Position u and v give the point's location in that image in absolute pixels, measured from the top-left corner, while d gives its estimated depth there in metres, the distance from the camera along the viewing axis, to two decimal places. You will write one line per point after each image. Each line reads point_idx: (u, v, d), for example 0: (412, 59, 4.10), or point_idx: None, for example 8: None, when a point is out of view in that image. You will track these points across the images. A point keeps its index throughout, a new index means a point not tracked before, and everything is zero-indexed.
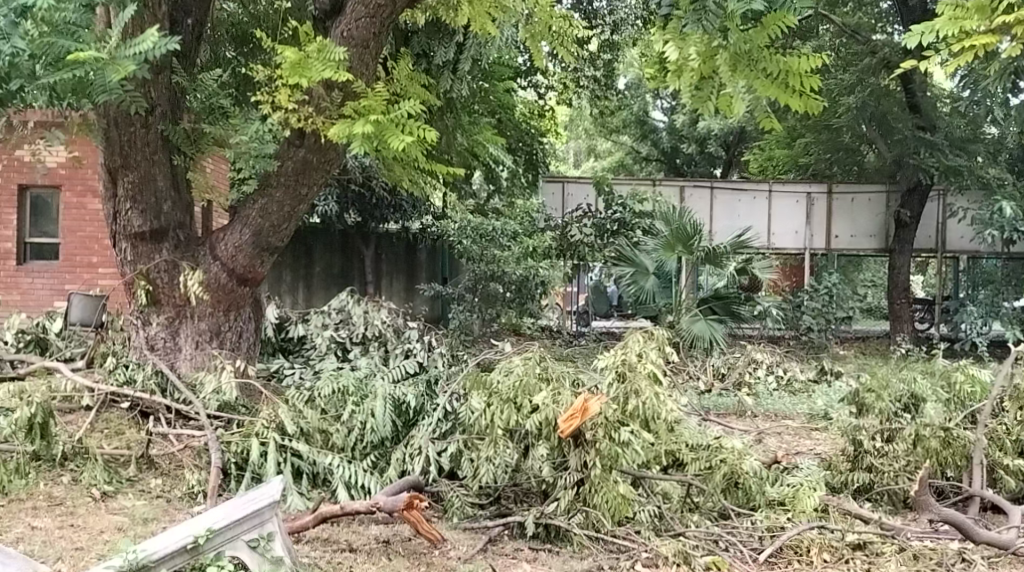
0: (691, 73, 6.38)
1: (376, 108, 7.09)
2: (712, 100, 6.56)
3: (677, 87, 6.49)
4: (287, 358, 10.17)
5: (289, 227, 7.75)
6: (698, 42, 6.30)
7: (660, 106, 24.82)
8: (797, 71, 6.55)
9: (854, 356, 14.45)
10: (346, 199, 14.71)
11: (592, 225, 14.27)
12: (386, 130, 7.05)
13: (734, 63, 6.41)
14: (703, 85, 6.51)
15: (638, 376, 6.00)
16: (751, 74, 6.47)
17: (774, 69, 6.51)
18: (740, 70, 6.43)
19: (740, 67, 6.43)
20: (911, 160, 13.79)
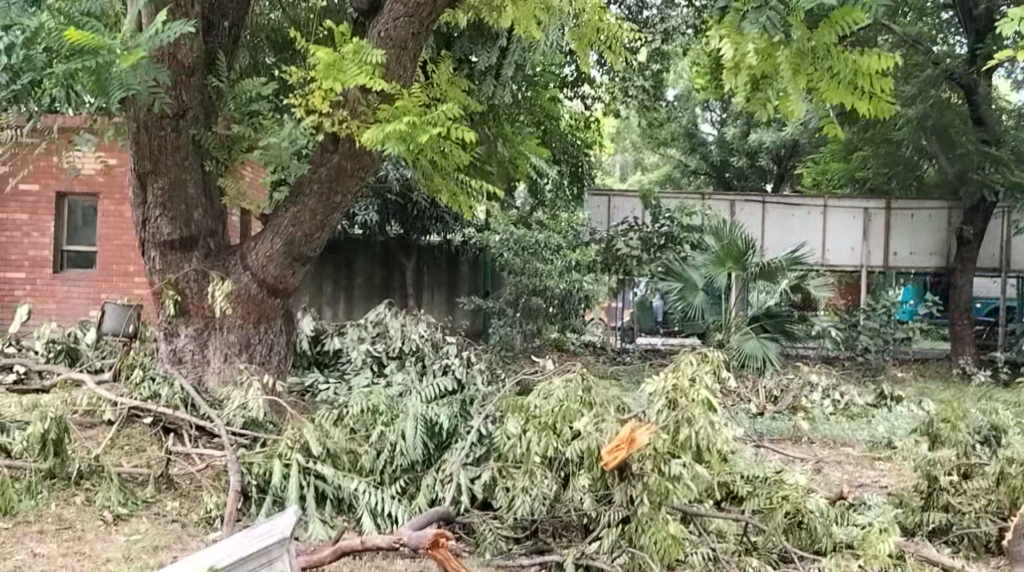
0: (750, 72, 5.85)
1: (413, 110, 6.71)
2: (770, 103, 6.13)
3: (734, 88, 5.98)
4: (322, 373, 9.88)
5: (322, 237, 7.42)
6: (756, 39, 5.79)
7: (710, 119, 24.33)
8: (866, 72, 6.19)
9: (914, 380, 13.87)
10: (388, 211, 14.45)
11: (638, 238, 13.64)
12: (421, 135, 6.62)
13: (797, 62, 6.00)
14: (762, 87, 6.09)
15: (688, 405, 5.50)
16: (813, 74, 6.09)
17: (838, 68, 6.11)
18: (803, 70, 6.03)
19: (803, 65, 6.03)
20: (975, 176, 13.25)
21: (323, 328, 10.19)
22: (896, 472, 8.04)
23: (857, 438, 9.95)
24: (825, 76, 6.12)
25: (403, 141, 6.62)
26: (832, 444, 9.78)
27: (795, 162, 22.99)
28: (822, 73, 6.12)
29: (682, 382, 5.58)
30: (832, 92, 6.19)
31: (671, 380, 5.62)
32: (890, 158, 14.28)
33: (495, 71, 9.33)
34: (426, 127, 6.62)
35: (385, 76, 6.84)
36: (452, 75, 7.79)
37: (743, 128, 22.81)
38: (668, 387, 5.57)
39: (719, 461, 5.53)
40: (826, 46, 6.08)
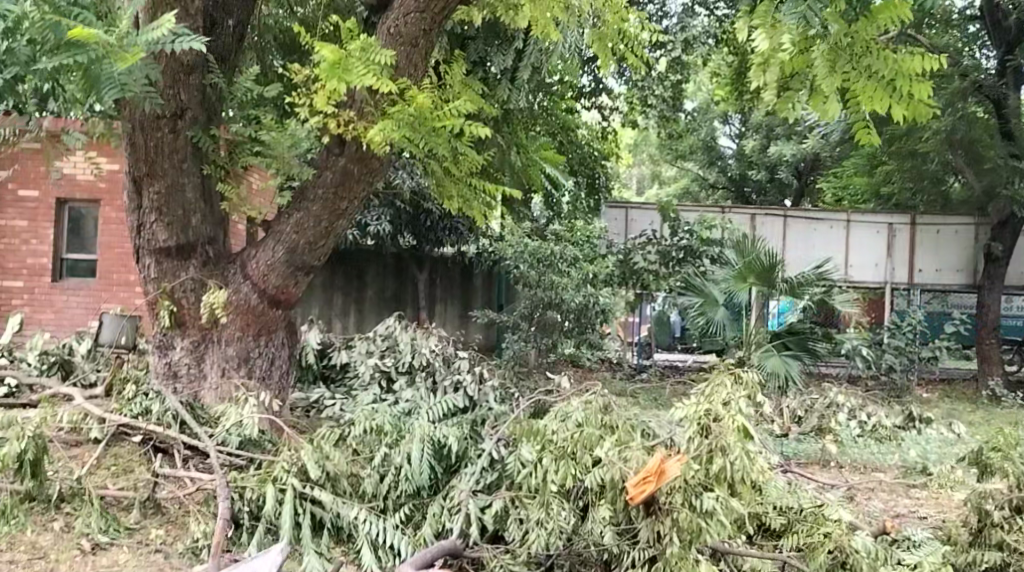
0: (781, 64, 5.50)
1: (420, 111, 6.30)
2: (802, 97, 5.76)
3: (763, 84, 5.60)
4: (329, 388, 9.52)
5: (327, 246, 7.01)
6: (792, 31, 5.46)
7: (728, 132, 23.92)
8: (906, 71, 5.60)
9: (941, 403, 13.50)
10: (400, 222, 14.02)
11: (657, 251, 13.30)
12: None
13: (833, 56, 5.57)
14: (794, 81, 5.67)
15: (726, 433, 5.07)
16: (850, 71, 5.61)
17: (881, 68, 5.59)
18: (840, 65, 5.59)
19: (843, 57, 5.60)
20: (1004, 191, 12.84)
21: (330, 339, 9.76)
22: (931, 504, 7.61)
23: (887, 463, 9.50)
24: (863, 75, 5.62)
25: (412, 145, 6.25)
26: (861, 470, 9.33)
27: (816, 176, 22.53)
28: (858, 71, 5.62)
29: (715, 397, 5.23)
30: (872, 91, 5.66)
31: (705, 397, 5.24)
32: (916, 172, 13.64)
33: (511, 74, 8.91)
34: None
35: (393, 75, 6.43)
36: (466, 75, 7.41)
37: (763, 141, 22.35)
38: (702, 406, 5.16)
39: (752, 492, 5.08)
40: (866, 42, 5.59)
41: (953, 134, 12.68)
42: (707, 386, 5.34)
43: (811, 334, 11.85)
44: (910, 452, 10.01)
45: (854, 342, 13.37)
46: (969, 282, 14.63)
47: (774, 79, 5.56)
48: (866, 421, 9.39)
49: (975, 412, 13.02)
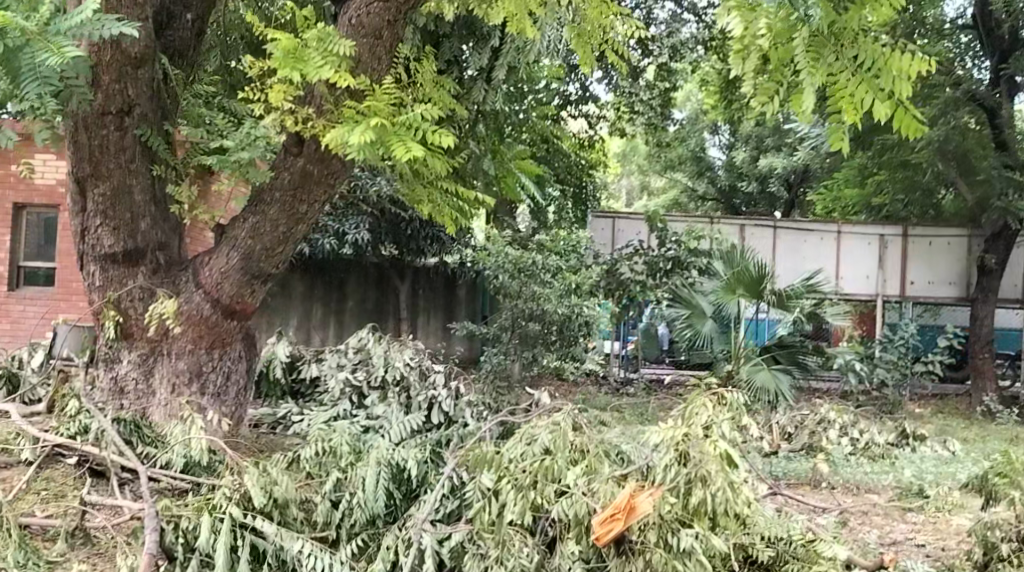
0: (761, 51, 5.01)
1: (380, 113, 5.80)
2: (782, 97, 5.26)
3: (743, 73, 5.10)
4: (299, 403, 9.09)
5: (285, 252, 6.54)
6: (770, 13, 4.95)
7: (717, 143, 23.57)
8: (892, 64, 5.13)
9: (935, 418, 13.17)
10: (379, 230, 13.63)
11: (644, 262, 12.89)
12: (391, 135, 5.72)
13: (815, 47, 5.10)
14: (774, 73, 5.19)
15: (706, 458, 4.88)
16: (834, 60, 5.14)
17: (863, 57, 5.15)
18: (824, 57, 5.12)
19: (827, 45, 5.12)
20: (998, 203, 12.46)
21: (299, 352, 9.29)
22: (927, 533, 7.24)
23: (880, 483, 9.10)
24: (849, 68, 5.15)
25: (369, 143, 5.69)
26: (855, 492, 8.92)
27: (806, 188, 22.15)
28: (843, 62, 5.15)
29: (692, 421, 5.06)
30: (856, 86, 5.16)
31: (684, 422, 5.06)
32: (908, 183, 13.28)
33: (487, 74, 8.45)
34: (394, 130, 5.71)
35: (352, 68, 5.97)
36: (437, 73, 7.00)
37: (753, 152, 21.97)
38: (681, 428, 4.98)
39: (738, 524, 4.89)
40: (853, 29, 5.15)
41: (946, 145, 12.28)
42: (687, 408, 5.20)
43: (801, 348, 11.47)
44: (904, 472, 9.62)
45: (847, 358, 12.76)
46: (962, 295, 14.22)
47: (754, 67, 5.07)
48: (858, 438, 8.99)
49: (970, 428, 12.69)
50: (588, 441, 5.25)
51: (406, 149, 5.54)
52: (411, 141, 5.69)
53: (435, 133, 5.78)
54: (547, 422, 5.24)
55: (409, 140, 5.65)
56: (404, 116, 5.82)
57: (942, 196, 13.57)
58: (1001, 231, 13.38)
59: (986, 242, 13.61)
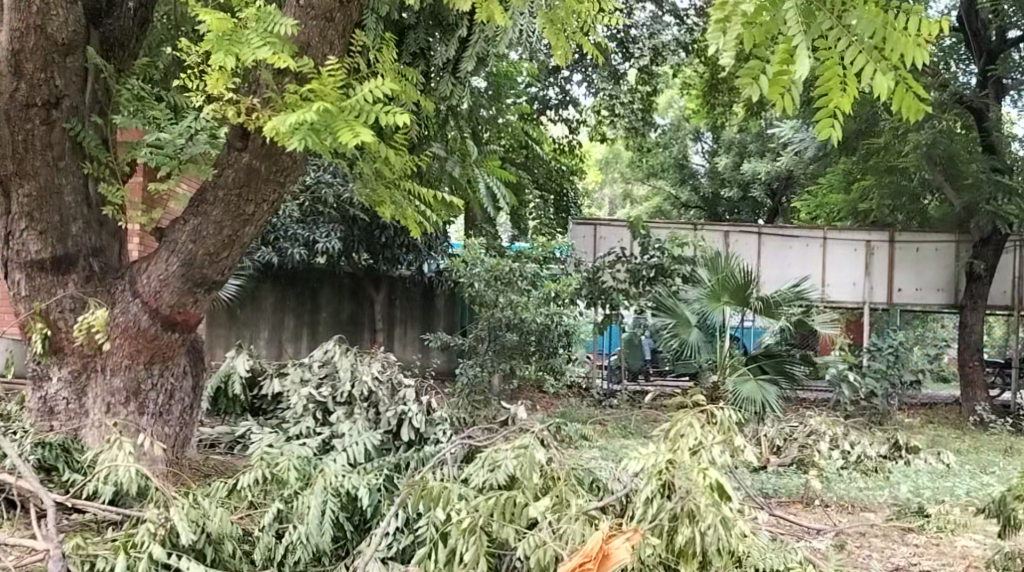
0: (745, 20, 4.21)
1: (326, 97, 5.23)
2: (763, 82, 4.46)
3: (722, 47, 4.22)
4: (260, 421, 8.43)
5: (231, 258, 5.96)
6: None
7: (700, 149, 23.14)
8: (897, 34, 4.36)
9: (927, 430, 12.87)
10: (352, 238, 13.41)
11: (626, 270, 12.26)
12: (334, 123, 5.16)
13: (806, 12, 4.38)
14: (759, 49, 4.50)
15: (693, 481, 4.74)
16: (827, 29, 4.40)
17: (864, 25, 4.38)
18: (816, 25, 4.39)
19: (821, 10, 4.40)
20: (987, 208, 12.03)
21: (261, 365, 8.65)
22: (930, 558, 6.83)
23: (877, 501, 8.66)
24: (844, 39, 4.41)
25: (313, 131, 5.16)
26: (850, 510, 8.46)
27: (790, 195, 21.74)
28: (837, 30, 4.41)
29: (679, 442, 4.92)
30: (852, 57, 4.41)
31: (673, 444, 4.93)
32: (895, 188, 12.89)
33: (452, 66, 7.91)
34: (340, 115, 5.16)
35: (298, 53, 5.44)
36: (400, 65, 6.52)
37: (736, 159, 21.58)
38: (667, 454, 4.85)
39: (733, 561, 4.69)
40: None
41: (935, 148, 11.84)
42: (672, 429, 5.03)
43: (789, 357, 11.01)
44: (899, 487, 9.19)
45: (840, 368, 12.71)
46: (951, 302, 13.79)
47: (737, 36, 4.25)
48: (851, 451, 8.57)
49: (963, 439, 12.44)
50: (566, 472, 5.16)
51: (351, 133, 4.97)
52: (360, 127, 5.13)
53: (387, 116, 5.20)
54: (511, 449, 5.18)
55: (357, 126, 5.09)
56: (347, 101, 5.23)
57: (927, 201, 13.16)
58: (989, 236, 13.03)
59: (975, 247, 13.20)
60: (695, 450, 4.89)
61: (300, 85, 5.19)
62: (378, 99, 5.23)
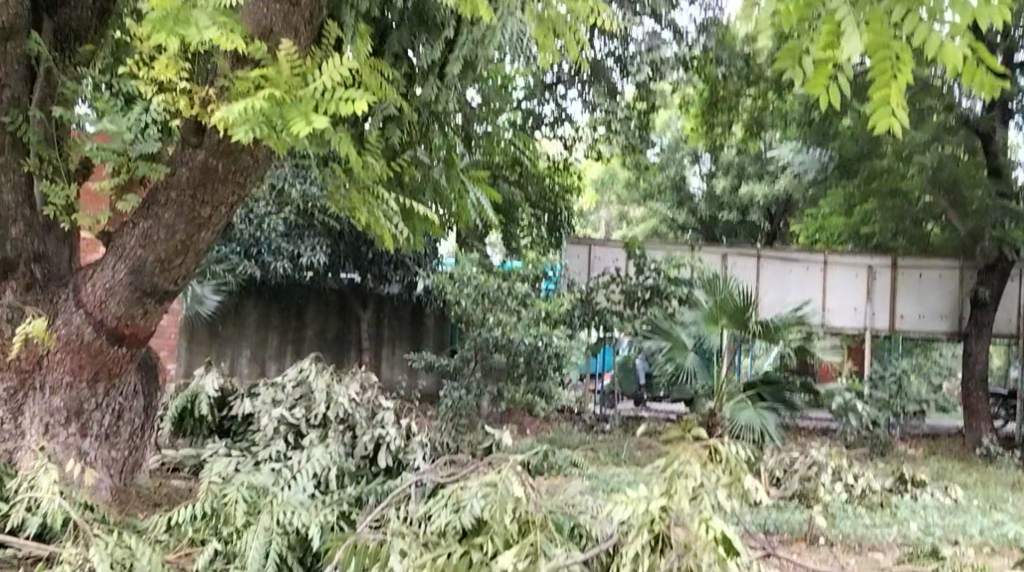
0: None
1: (281, 84, 4.85)
2: (808, 65, 4.22)
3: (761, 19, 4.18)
4: (228, 444, 7.69)
5: (185, 266, 5.53)
6: None
7: (698, 171, 22.68)
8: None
9: (933, 462, 12.38)
10: (339, 253, 13.28)
11: (621, 291, 11.80)
12: (291, 113, 4.77)
13: None
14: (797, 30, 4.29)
15: (691, 531, 4.51)
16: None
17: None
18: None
19: None
20: (992, 232, 12.19)
21: (230, 385, 8.01)
22: None
23: (884, 540, 8.16)
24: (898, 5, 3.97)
25: (262, 118, 4.79)
26: (856, 550, 7.95)
27: (788, 219, 21.24)
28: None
29: (676, 488, 4.61)
30: (907, 28, 3.98)
31: (666, 483, 4.66)
32: (898, 214, 12.88)
33: (439, 69, 7.31)
34: (293, 105, 4.79)
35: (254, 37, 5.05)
36: (378, 63, 6.07)
37: (734, 181, 21.01)
38: (661, 499, 4.58)
39: None
40: None
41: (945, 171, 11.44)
42: (673, 465, 4.69)
43: (788, 385, 10.63)
44: (908, 525, 8.71)
45: (846, 397, 12.15)
46: (954, 329, 13.64)
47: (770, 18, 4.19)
48: (854, 484, 7.97)
49: (970, 472, 11.97)
50: (538, 513, 4.93)
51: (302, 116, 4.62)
52: (315, 116, 4.75)
53: (346, 105, 4.83)
54: (479, 485, 5.07)
55: (311, 115, 4.73)
56: (307, 89, 4.87)
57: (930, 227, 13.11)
58: (995, 262, 12.90)
59: (980, 274, 13.12)
60: (695, 491, 4.61)
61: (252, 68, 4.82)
62: (336, 86, 4.89)
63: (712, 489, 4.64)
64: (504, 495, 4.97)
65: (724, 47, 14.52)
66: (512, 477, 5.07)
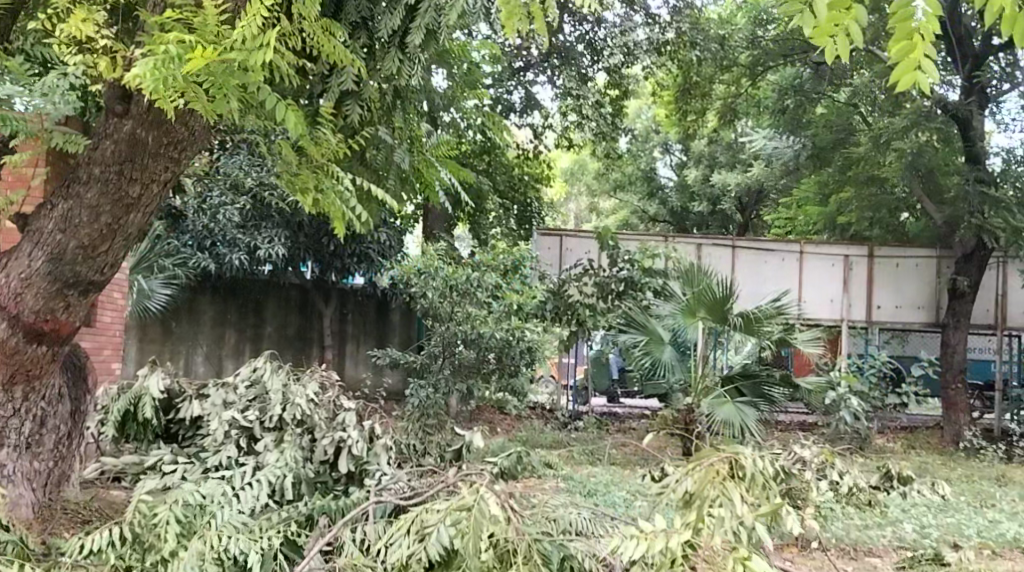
0: None
1: (205, 32, 4.39)
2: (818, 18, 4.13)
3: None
4: (175, 450, 6.98)
5: (110, 253, 5.25)
6: None
7: (668, 161, 22.19)
8: None
9: (915, 456, 11.99)
10: (298, 246, 12.59)
11: (594, 283, 11.23)
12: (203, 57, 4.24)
13: None
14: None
15: (721, 563, 4.32)
16: None
17: None
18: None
19: None
20: (971, 220, 11.74)
21: (178, 386, 7.22)
22: None
23: (879, 543, 7.70)
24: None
25: (177, 65, 4.29)
26: (851, 555, 7.47)
27: (761, 209, 20.78)
28: None
29: (703, 521, 4.52)
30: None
31: (692, 519, 4.57)
32: (876, 202, 12.53)
33: (400, 39, 6.64)
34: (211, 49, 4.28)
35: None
36: (326, 22, 5.43)
37: (706, 171, 20.54)
38: (687, 535, 4.43)
39: None
40: None
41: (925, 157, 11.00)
42: (699, 493, 4.67)
43: (768, 377, 10.09)
44: (903, 527, 8.25)
45: (841, 391, 11.72)
46: (931, 320, 13.19)
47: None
48: (840, 482, 7.48)
49: (955, 467, 11.56)
50: (520, 541, 4.53)
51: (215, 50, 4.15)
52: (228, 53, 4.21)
53: (271, 42, 4.31)
54: (449, 511, 4.60)
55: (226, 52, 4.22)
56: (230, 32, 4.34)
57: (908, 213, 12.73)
58: (973, 251, 12.51)
59: (958, 263, 12.68)
60: (720, 525, 4.50)
61: (167, 15, 4.38)
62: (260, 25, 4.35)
63: (740, 521, 4.52)
64: (475, 519, 4.55)
65: (699, 30, 13.85)
66: (488, 495, 4.61)
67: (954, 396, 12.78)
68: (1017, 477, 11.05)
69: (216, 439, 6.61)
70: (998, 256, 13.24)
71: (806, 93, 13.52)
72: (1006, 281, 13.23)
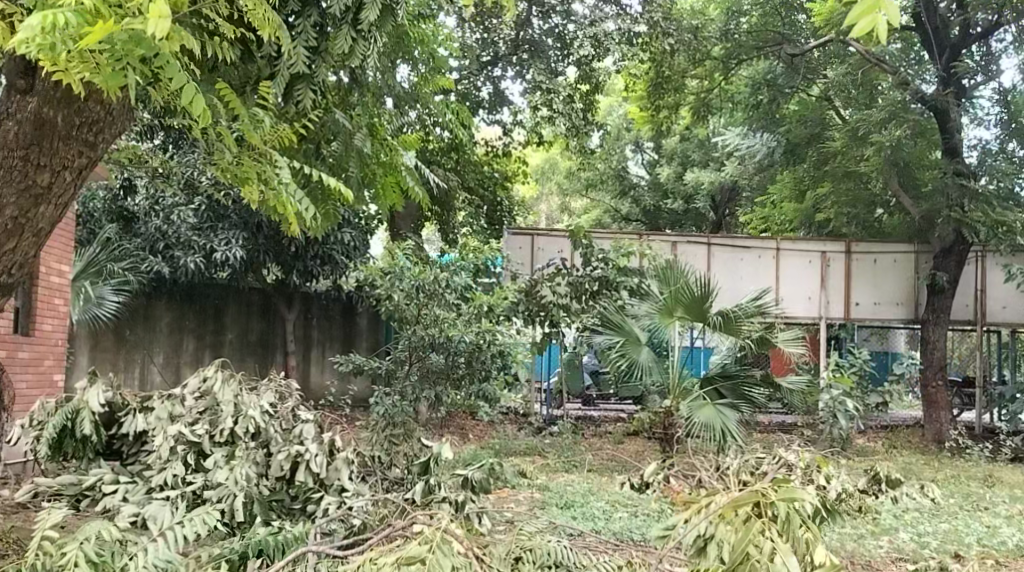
0: None
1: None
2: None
3: None
4: (117, 468, 6.23)
5: (20, 249, 5.32)
6: None
7: (640, 159, 21.67)
8: None
9: (902, 456, 11.56)
10: (257, 248, 11.94)
11: (568, 283, 10.61)
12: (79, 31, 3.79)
13: None
14: None
15: None
16: None
17: None
18: None
19: None
20: (950, 213, 11.30)
21: (121, 398, 6.43)
22: None
23: (877, 555, 7.25)
24: None
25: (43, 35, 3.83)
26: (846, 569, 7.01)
27: (734, 208, 20.35)
28: None
29: None
30: None
31: None
32: (855, 196, 12.08)
33: (353, 16, 5.89)
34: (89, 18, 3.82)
35: None
36: None
37: (679, 169, 20.10)
38: None
39: None
40: None
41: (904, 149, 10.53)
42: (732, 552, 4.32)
43: (748, 379, 9.52)
44: (898, 536, 7.80)
45: (834, 393, 11.20)
46: (911, 317, 12.76)
47: None
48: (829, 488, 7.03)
49: (944, 467, 11.14)
50: None
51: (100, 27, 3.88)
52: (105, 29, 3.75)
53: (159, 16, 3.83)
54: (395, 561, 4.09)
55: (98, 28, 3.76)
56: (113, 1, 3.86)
57: (889, 205, 12.30)
58: (952, 246, 12.10)
59: (937, 259, 12.23)
60: None
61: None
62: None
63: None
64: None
65: (671, 21, 13.01)
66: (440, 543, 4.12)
67: (937, 394, 12.35)
68: (1005, 477, 10.65)
69: (160, 456, 5.95)
70: (976, 250, 12.82)
71: (779, 87, 13.07)
72: (986, 276, 12.81)
